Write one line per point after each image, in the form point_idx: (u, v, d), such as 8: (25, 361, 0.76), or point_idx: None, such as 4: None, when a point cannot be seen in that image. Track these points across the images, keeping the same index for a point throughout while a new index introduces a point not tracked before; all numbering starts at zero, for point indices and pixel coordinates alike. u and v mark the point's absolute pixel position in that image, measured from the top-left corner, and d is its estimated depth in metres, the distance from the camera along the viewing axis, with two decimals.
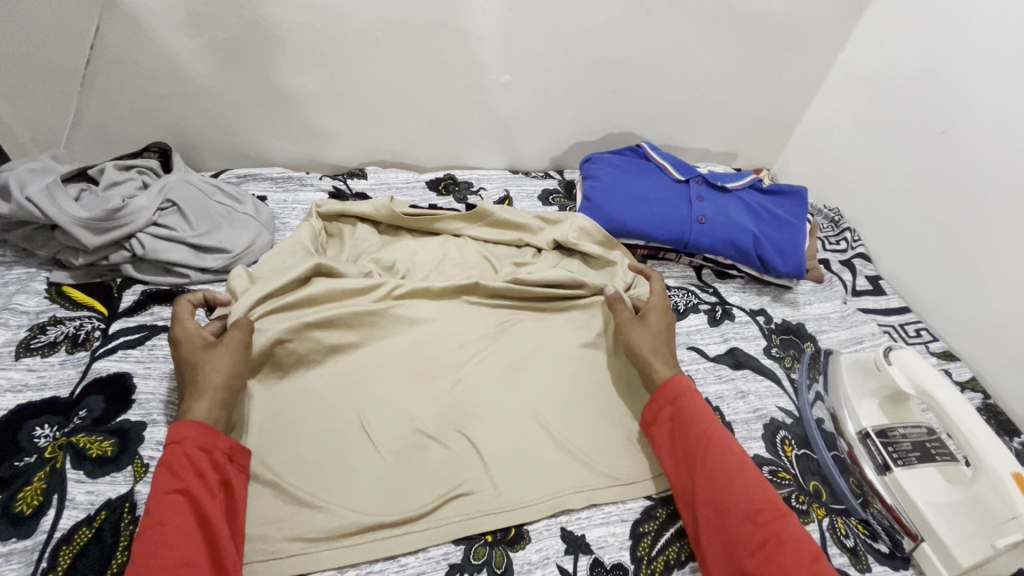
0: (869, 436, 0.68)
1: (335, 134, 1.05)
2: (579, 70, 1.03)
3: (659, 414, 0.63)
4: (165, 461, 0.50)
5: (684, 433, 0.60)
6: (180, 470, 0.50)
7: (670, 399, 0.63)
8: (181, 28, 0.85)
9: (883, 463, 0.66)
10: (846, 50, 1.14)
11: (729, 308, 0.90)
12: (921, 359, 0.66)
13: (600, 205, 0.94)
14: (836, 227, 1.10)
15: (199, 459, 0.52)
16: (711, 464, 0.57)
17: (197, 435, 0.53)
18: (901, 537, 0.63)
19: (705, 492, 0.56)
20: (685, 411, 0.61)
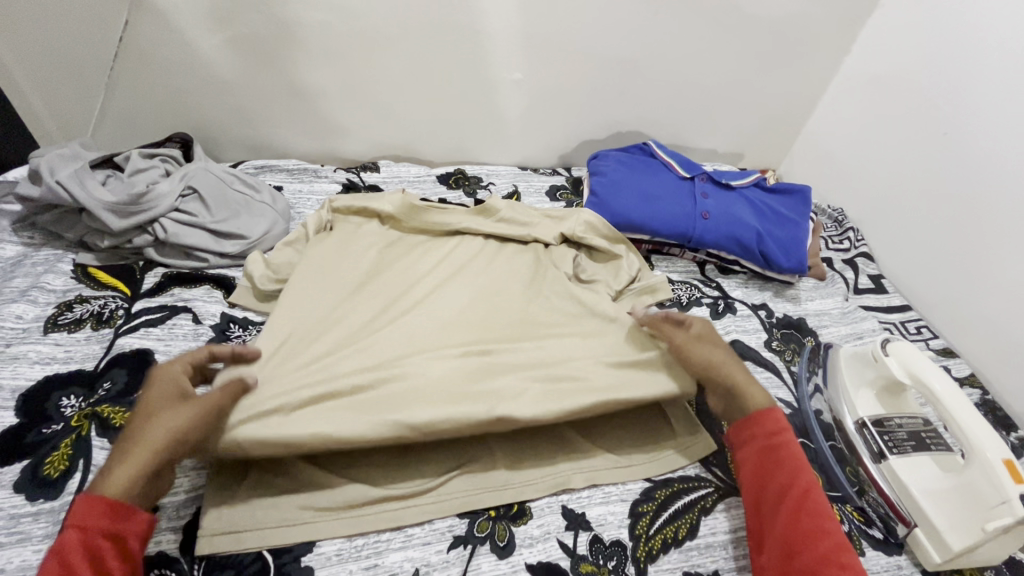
0: (865, 425, 0.70)
1: (349, 128, 1.08)
2: (588, 69, 1.06)
3: (751, 442, 0.62)
4: (57, 550, 0.43)
5: (777, 468, 0.59)
6: (72, 565, 0.42)
7: (768, 433, 0.61)
8: (205, 24, 0.88)
9: (878, 451, 0.68)
10: (852, 53, 1.15)
11: (731, 302, 0.91)
12: (916, 350, 0.68)
13: (606, 200, 0.96)
14: (840, 226, 1.11)
15: (98, 547, 0.44)
16: (805, 510, 0.55)
17: (101, 514, 0.45)
18: (895, 523, 0.65)
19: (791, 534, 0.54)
20: (781, 449, 0.60)
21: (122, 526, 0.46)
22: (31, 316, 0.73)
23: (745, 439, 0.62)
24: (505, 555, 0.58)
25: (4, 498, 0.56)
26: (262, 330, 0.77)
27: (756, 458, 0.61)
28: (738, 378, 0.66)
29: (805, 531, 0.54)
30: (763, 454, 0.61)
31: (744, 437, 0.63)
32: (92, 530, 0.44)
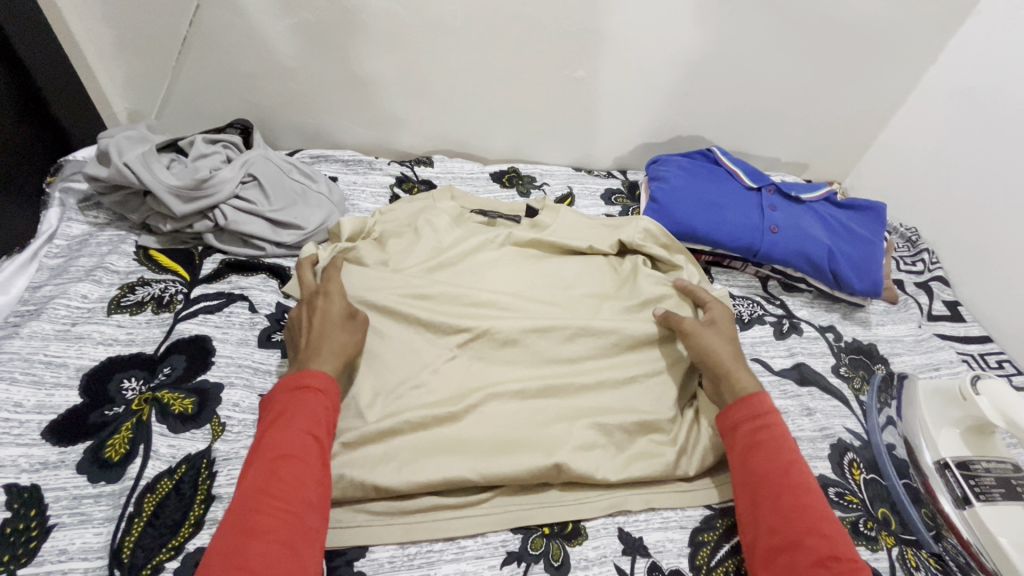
0: (948, 466, 0.65)
1: (405, 121, 1.07)
2: (653, 68, 1.02)
3: (738, 421, 0.62)
4: (308, 399, 0.55)
5: (762, 446, 0.59)
6: (319, 418, 0.54)
7: (753, 411, 0.61)
8: (273, 9, 0.88)
9: (962, 496, 0.62)
10: (938, 62, 1.08)
11: (797, 321, 0.87)
12: (1012, 390, 0.63)
13: (667, 207, 0.93)
14: (913, 247, 1.04)
15: (330, 412, 0.56)
16: (791, 486, 0.55)
17: (324, 379, 0.57)
18: None
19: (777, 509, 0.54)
20: (765, 428, 0.60)
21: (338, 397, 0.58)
22: (95, 296, 0.73)
23: (734, 422, 0.62)
24: None
25: (68, 478, 0.56)
26: None
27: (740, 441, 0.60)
28: (726, 360, 0.67)
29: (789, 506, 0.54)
30: (750, 434, 0.60)
31: (731, 418, 0.62)
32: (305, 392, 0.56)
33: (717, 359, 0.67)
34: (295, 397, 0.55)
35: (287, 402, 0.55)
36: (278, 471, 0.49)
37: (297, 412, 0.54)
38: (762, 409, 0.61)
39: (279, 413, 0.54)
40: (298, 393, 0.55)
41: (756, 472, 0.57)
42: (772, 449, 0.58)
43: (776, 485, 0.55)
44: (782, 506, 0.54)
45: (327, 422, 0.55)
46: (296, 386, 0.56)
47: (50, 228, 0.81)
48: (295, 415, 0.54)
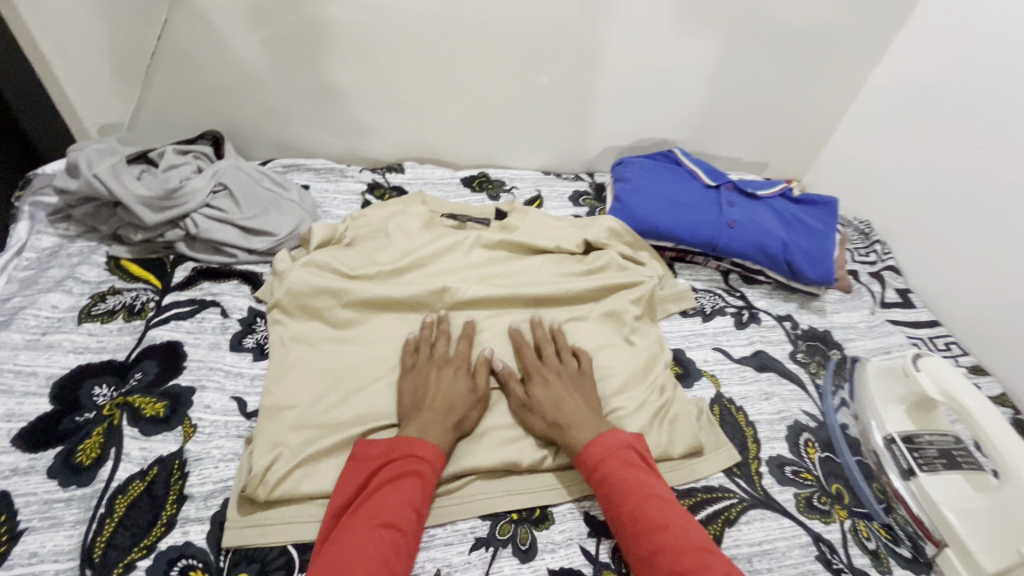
0: (895, 441, 0.69)
1: (376, 129, 1.09)
2: (615, 74, 1.06)
3: (599, 460, 0.60)
4: (409, 472, 0.57)
5: (630, 483, 0.58)
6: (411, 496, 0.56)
7: (612, 447, 0.61)
8: (241, 23, 0.90)
9: (908, 468, 0.66)
10: (883, 63, 1.14)
11: (756, 312, 0.91)
12: (950, 367, 0.67)
13: (630, 206, 0.97)
14: (866, 239, 1.09)
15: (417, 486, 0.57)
16: (665, 520, 0.54)
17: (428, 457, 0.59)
18: (924, 542, 0.63)
19: (658, 549, 0.53)
20: (626, 464, 0.60)
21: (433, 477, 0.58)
22: (65, 306, 0.74)
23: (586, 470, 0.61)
24: (527, 559, 0.59)
25: (38, 483, 0.57)
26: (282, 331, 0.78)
27: (604, 487, 0.59)
28: (565, 418, 0.65)
29: (670, 543, 0.53)
30: (603, 479, 0.59)
31: (589, 460, 0.61)
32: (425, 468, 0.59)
33: (562, 412, 0.65)
34: (404, 471, 0.58)
35: (398, 472, 0.57)
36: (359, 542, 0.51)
37: (408, 484, 0.56)
38: (620, 442, 0.62)
39: (383, 482, 0.57)
40: (416, 463, 0.58)
41: (631, 514, 0.56)
42: (641, 486, 0.58)
43: (653, 525, 0.54)
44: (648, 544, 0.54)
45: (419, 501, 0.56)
46: (401, 458, 0.59)
47: (19, 241, 0.81)
48: (396, 490, 0.56)
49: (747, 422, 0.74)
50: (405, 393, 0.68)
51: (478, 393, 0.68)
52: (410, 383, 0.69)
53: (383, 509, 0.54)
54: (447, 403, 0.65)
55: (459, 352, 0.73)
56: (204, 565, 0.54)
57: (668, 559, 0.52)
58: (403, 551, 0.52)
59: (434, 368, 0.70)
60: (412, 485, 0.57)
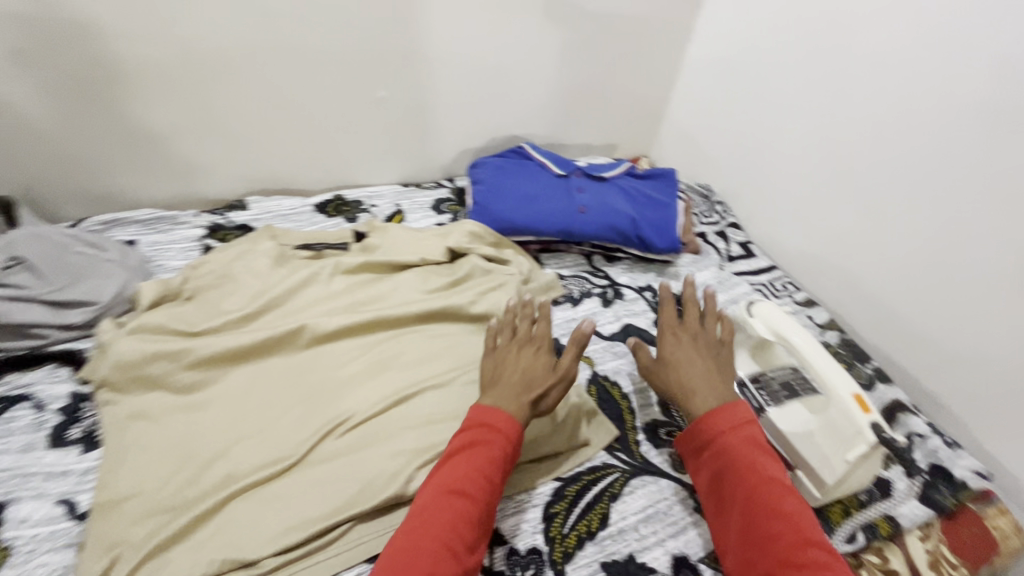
0: (745, 384, 0.74)
1: (208, 168, 1.00)
2: (451, 79, 1.06)
3: (721, 435, 0.62)
4: (472, 438, 0.59)
5: (749, 464, 0.59)
6: (475, 471, 0.57)
7: (734, 424, 0.63)
8: (11, 72, 0.79)
9: (758, 406, 0.72)
10: (693, 41, 1.25)
11: (619, 288, 0.95)
12: (776, 310, 0.76)
13: (487, 207, 0.98)
14: (708, 202, 1.19)
15: (481, 459, 0.58)
16: (782, 508, 0.56)
17: (497, 418, 0.61)
18: None
19: (772, 535, 0.54)
20: (746, 443, 0.62)
21: (502, 435, 0.60)
22: None
23: (694, 450, 0.64)
24: None
25: None
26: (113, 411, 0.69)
27: (721, 462, 0.61)
28: (691, 382, 0.67)
29: (784, 532, 0.54)
30: (713, 461, 0.62)
31: (710, 433, 0.63)
32: (508, 435, 0.60)
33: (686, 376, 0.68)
34: (466, 439, 0.60)
35: (471, 440, 0.59)
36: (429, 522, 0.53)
37: (459, 463, 0.57)
38: (741, 422, 0.63)
39: (467, 445, 0.59)
40: (490, 432, 0.60)
41: (743, 492, 0.58)
42: (759, 469, 0.59)
43: (769, 509, 0.56)
44: (751, 531, 0.56)
45: (492, 473, 0.57)
46: (472, 424, 0.60)
47: None
48: (454, 467, 0.57)
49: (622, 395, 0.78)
50: (485, 369, 0.68)
51: (558, 373, 0.68)
52: (491, 361, 0.69)
53: (452, 476, 0.56)
54: (529, 380, 0.66)
55: (539, 332, 0.72)
56: None
57: (778, 547, 0.54)
58: (470, 520, 0.54)
59: (514, 349, 0.70)
60: (462, 466, 0.57)
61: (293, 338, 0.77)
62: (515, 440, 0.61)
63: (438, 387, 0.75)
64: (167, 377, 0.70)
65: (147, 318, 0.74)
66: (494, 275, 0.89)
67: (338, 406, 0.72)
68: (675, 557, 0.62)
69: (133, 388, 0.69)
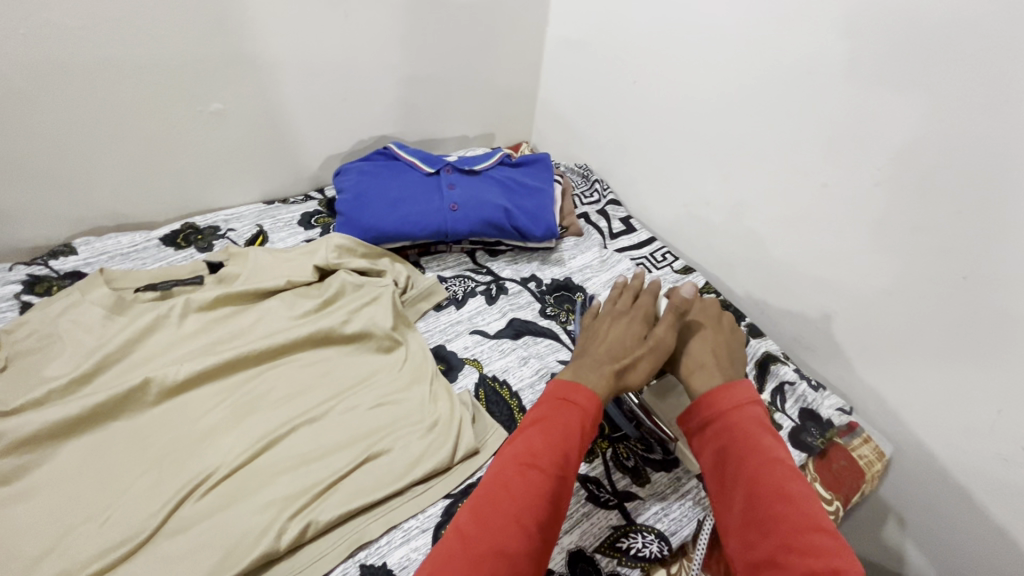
0: None
1: (15, 213, 0.86)
2: (294, 82, 0.98)
3: (724, 411, 0.55)
4: (552, 408, 0.54)
5: (753, 442, 0.52)
6: (554, 442, 0.50)
7: (739, 403, 0.55)
8: None
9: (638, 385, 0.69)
10: (551, 22, 1.24)
11: (503, 282, 0.93)
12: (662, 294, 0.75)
13: (354, 217, 0.92)
14: (587, 180, 1.20)
15: (569, 427, 0.52)
16: (789, 491, 0.48)
17: (584, 390, 0.55)
18: (668, 443, 0.69)
19: (775, 518, 0.46)
20: (753, 422, 0.54)
21: (593, 407, 0.54)
22: None
23: (696, 426, 0.56)
24: None
25: None
26: None
27: (724, 439, 0.53)
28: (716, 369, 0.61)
29: (790, 517, 0.46)
30: (717, 437, 0.54)
31: (711, 409, 0.56)
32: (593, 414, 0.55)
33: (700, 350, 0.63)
34: (545, 409, 0.54)
35: (551, 408, 0.53)
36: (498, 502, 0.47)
37: (533, 436, 0.51)
38: (746, 399, 0.56)
39: (544, 413, 0.53)
40: (575, 403, 0.54)
41: (745, 470, 0.50)
42: (765, 448, 0.52)
43: (774, 489, 0.48)
44: (756, 514, 0.48)
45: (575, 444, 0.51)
46: (555, 396, 0.55)
47: None
48: (544, 435, 0.51)
49: (512, 394, 0.77)
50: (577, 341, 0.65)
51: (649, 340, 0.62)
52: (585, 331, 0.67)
53: (530, 447, 0.50)
54: (615, 349, 0.61)
55: (641, 304, 0.68)
56: None
57: (781, 529, 0.46)
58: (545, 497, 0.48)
59: (608, 322, 0.66)
60: (537, 439, 0.51)
61: (135, 396, 0.68)
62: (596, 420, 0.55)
63: (313, 421, 0.69)
64: None
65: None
66: (366, 291, 0.84)
67: (195, 465, 0.64)
68: (571, 553, 0.61)
69: None
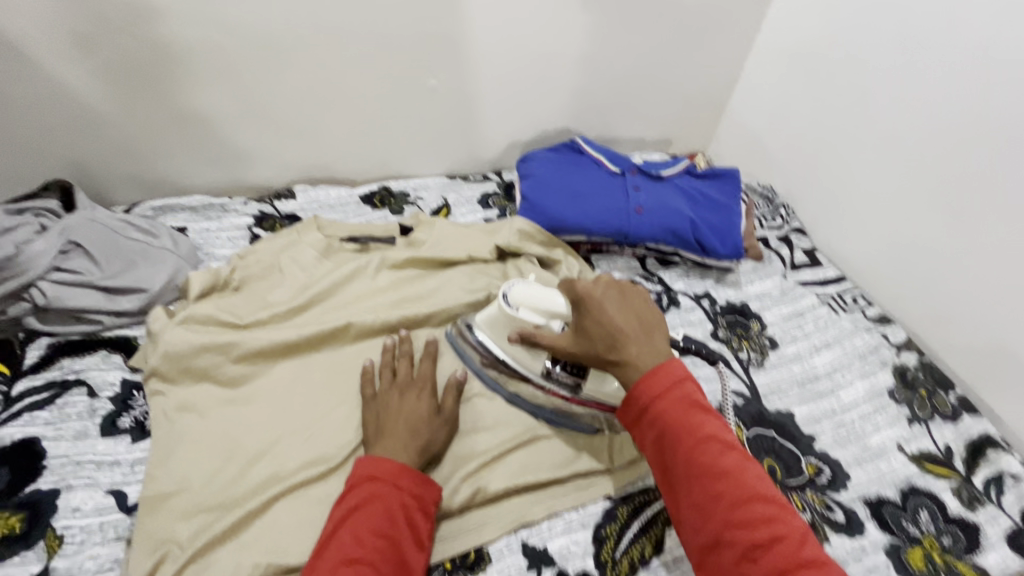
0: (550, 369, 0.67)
1: (257, 155, 0.99)
2: (503, 68, 1.01)
3: (655, 397, 0.51)
4: (367, 494, 0.54)
5: (684, 426, 0.49)
6: (366, 540, 0.50)
7: (673, 381, 0.51)
8: (69, 53, 0.79)
9: (573, 384, 0.67)
10: (763, 31, 1.16)
11: (674, 295, 0.90)
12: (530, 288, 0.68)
13: (538, 205, 0.93)
14: (771, 204, 1.12)
15: (391, 516, 0.53)
16: (725, 469, 0.47)
17: (405, 475, 0.56)
18: (832, 510, 0.65)
19: (716, 498, 0.46)
20: (687, 402, 0.50)
21: (422, 491, 0.57)
22: None
23: (631, 416, 0.52)
24: None
25: None
26: (148, 395, 0.69)
27: (656, 425, 0.50)
28: (632, 354, 0.54)
29: (732, 496, 0.46)
30: (652, 423, 0.50)
31: (643, 395, 0.51)
32: (423, 490, 0.57)
33: (611, 322, 0.56)
34: (361, 497, 0.53)
35: (361, 499, 0.53)
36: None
37: (375, 511, 0.52)
38: (676, 378, 0.51)
39: (352, 502, 0.53)
40: (382, 488, 0.54)
41: (682, 457, 0.48)
42: (694, 425, 0.49)
43: (713, 469, 0.47)
44: (697, 498, 0.47)
45: (387, 531, 0.52)
46: (368, 478, 0.55)
47: None
48: (361, 524, 0.51)
49: None
50: (368, 425, 0.62)
51: (442, 415, 0.64)
52: (372, 412, 0.63)
53: (357, 539, 0.50)
54: (412, 428, 0.60)
55: (421, 372, 0.67)
56: None
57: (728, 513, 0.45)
58: None
59: (395, 396, 0.64)
60: (380, 511, 0.53)
61: (337, 335, 0.75)
62: (433, 495, 0.58)
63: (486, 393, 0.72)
64: (213, 370, 0.69)
65: (197, 308, 0.74)
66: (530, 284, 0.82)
67: None
68: None
69: (179, 378, 0.69)
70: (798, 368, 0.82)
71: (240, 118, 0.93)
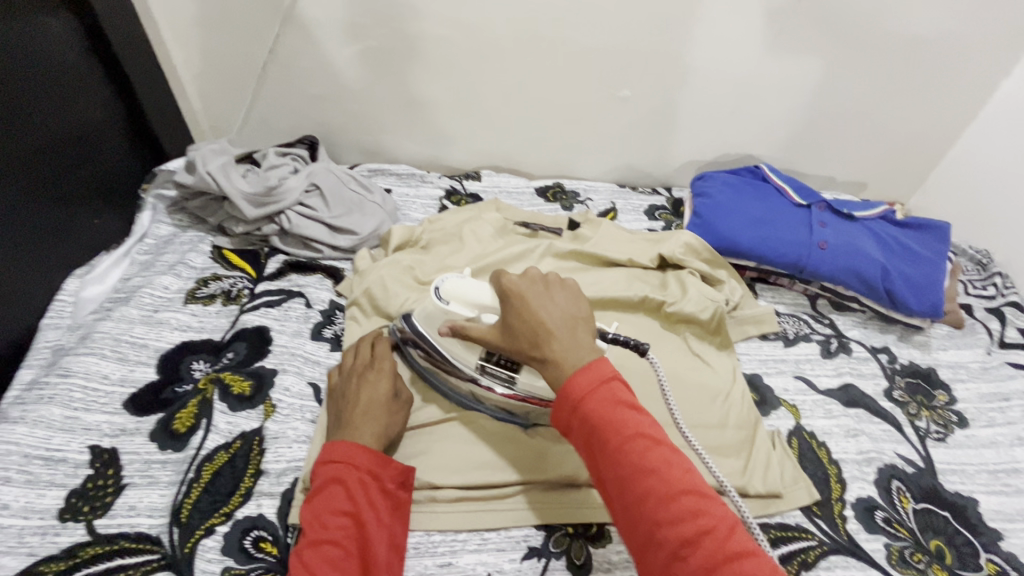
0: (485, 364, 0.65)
1: (456, 138, 1.12)
2: (697, 86, 1.02)
3: (579, 398, 0.46)
4: (329, 477, 0.55)
5: (609, 424, 0.44)
6: (326, 523, 0.51)
7: (597, 378, 0.46)
8: (342, 38, 0.97)
9: (507, 377, 0.64)
10: (1012, 76, 1.01)
11: (846, 341, 0.84)
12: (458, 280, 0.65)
13: (710, 222, 0.92)
14: (983, 270, 0.98)
15: (352, 497, 0.54)
16: (652, 466, 0.42)
17: (365, 456, 0.57)
18: None
19: (641, 499, 0.41)
20: (615, 399, 0.45)
21: (382, 470, 0.57)
22: (174, 287, 0.83)
23: (562, 417, 0.47)
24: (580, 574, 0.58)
25: (141, 444, 0.64)
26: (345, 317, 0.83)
27: (582, 425, 0.45)
28: (549, 351, 0.49)
29: (662, 493, 0.41)
30: (582, 425, 0.45)
31: (571, 395, 0.46)
32: (383, 469, 0.57)
33: (539, 320, 0.51)
34: (322, 481, 0.55)
35: (318, 484, 0.54)
36: (309, 558, 0.49)
37: (336, 494, 0.53)
38: (603, 375, 0.46)
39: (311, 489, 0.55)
40: (342, 471, 0.55)
41: (606, 460, 0.43)
42: (621, 424, 0.44)
43: (637, 467, 0.42)
44: (626, 499, 0.42)
45: (348, 511, 0.53)
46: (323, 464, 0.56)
47: (143, 228, 0.92)
48: (320, 508, 0.52)
49: (830, 459, 0.67)
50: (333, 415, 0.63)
51: (400, 398, 0.65)
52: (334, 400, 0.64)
53: (319, 521, 0.51)
54: (368, 416, 0.61)
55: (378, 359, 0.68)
56: (273, 539, 0.58)
57: (659, 514, 0.40)
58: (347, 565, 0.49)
59: (354, 382, 0.64)
60: (340, 492, 0.54)
61: None
62: (393, 473, 0.58)
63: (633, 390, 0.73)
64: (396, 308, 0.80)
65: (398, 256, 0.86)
66: (693, 293, 0.80)
67: None
68: None
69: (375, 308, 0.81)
70: (992, 455, 0.71)
71: (453, 106, 1.07)
